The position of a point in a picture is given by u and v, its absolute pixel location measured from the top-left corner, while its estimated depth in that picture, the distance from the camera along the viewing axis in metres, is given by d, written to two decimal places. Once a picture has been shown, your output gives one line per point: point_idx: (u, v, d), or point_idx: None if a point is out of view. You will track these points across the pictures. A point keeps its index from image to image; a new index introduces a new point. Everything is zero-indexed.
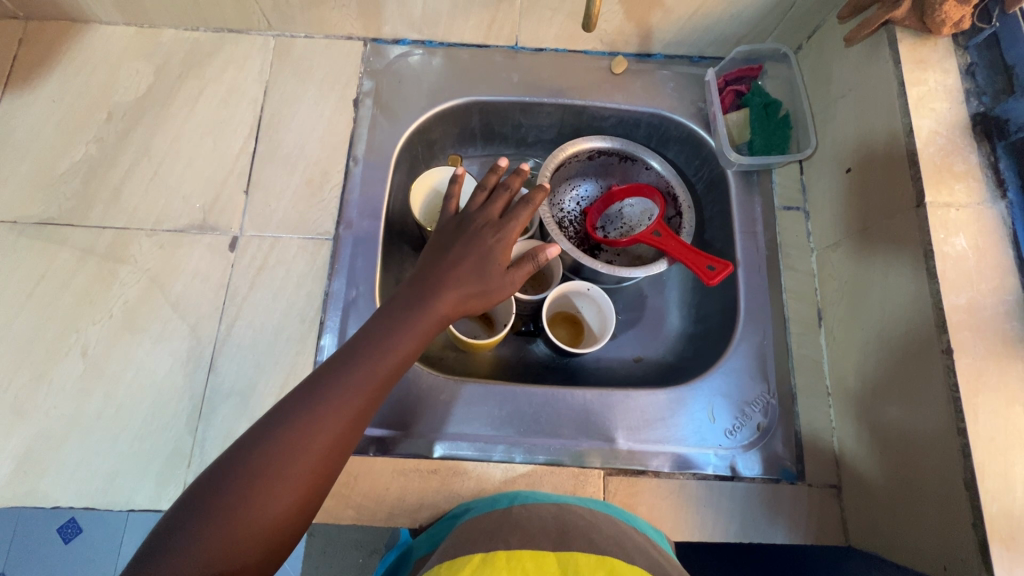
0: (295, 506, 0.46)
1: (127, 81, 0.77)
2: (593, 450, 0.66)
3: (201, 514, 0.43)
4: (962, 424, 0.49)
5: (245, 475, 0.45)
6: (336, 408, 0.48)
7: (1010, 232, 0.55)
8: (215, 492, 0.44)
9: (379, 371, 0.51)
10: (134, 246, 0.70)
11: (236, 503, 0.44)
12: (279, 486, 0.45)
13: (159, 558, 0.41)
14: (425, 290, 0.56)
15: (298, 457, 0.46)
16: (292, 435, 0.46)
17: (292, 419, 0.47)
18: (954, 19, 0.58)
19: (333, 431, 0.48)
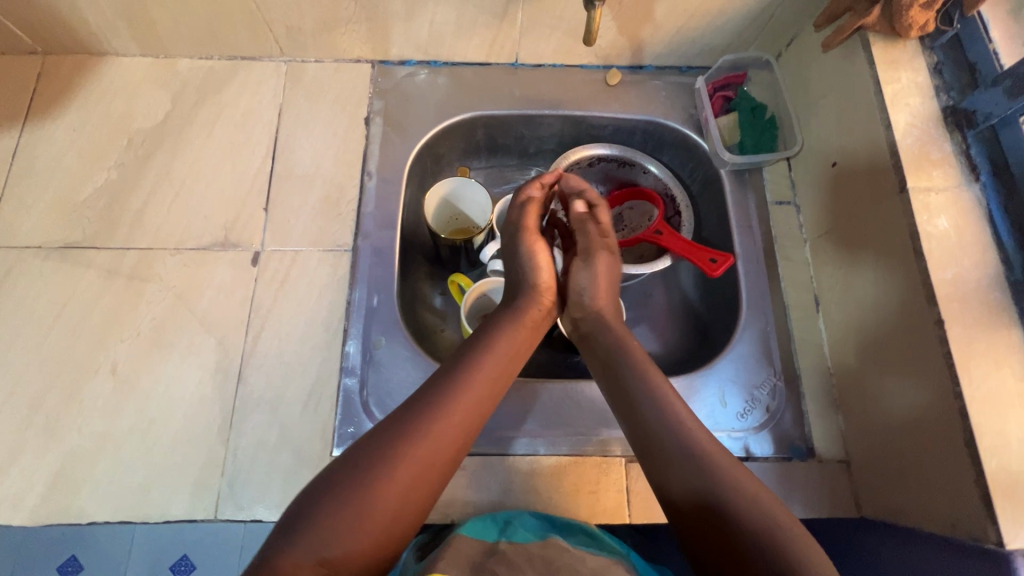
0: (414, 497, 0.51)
1: (147, 109, 0.80)
2: (614, 440, 0.69)
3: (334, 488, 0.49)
4: (958, 388, 0.53)
5: (344, 491, 0.48)
6: (445, 419, 0.54)
7: (987, 212, 0.60)
8: (348, 468, 0.50)
9: (479, 378, 0.58)
10: (159, 265, 0.72)
11: (348, 500, 0.48)
12: (392, 479, 0.50)
13: (298, 529, 0.47)
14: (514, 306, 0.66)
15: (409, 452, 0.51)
16: (403, 433, 0.52)
17: (398, 431, 0.52)
18: (919, 23, 0.64)
19: (444, 436, 0.53)
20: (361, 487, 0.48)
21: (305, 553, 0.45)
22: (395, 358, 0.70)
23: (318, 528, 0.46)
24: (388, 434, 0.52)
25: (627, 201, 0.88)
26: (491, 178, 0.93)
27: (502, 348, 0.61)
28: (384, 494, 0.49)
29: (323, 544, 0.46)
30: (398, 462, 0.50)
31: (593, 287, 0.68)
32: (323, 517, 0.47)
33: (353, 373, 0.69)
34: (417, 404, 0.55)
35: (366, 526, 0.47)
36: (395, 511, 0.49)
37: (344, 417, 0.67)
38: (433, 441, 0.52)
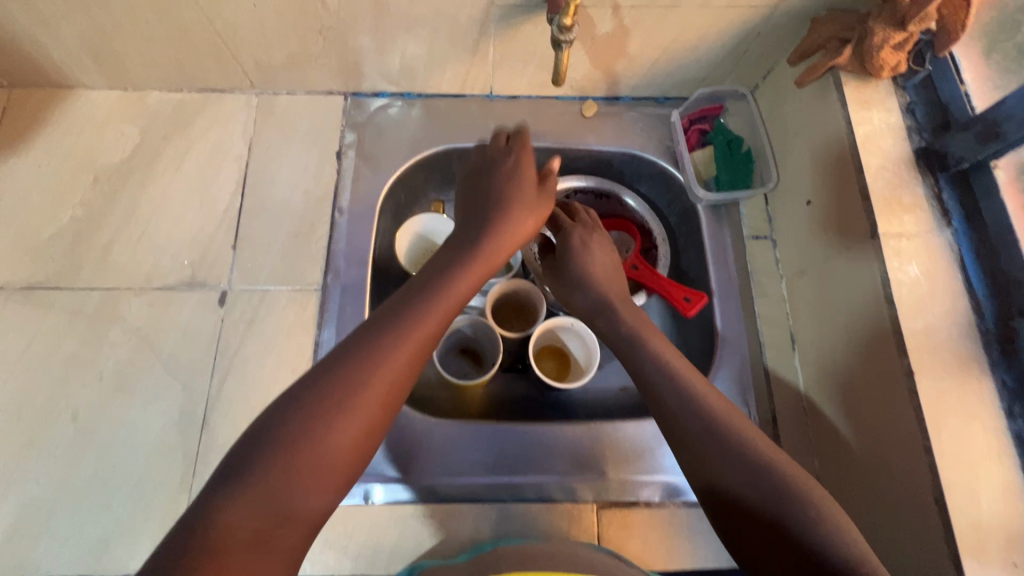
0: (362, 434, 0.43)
1: (113, 144, 0.78)
2: (585, 485, 0.68)
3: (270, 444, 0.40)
4: (927, 442, 0.53)
5: (286, 432, 0.41)
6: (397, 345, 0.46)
7: (958, 258, 0.59)
8: (287, 414, 0.42)
9: (445, 304, 0.51)
10: (124, 306, 0.71)
11: (291, 451, 0.40)
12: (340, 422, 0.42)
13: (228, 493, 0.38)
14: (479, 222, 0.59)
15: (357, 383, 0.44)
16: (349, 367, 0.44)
17: (348, 363, 0.44)
18: (890, 63, 0.63)
19: (406, 353, 0.46)
20: (309, 426, 0.41)
21: (241, 507, 0.38)
22: None
23: (257, 479, 0.39)
24: (343, 363, 0.45)
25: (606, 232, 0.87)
26: None
27: (469, 275, 0.54)
28: (338, 436, 0.42)
29: (263, 496, 0.38)
30: (355, 395, 0.43)
31: (581, 270, 0.68)
32: (264, 462, 0.40)
33: None
34: (374, 326, 0.47)
35: (315, 476, 0.40)
36: (350, 453, 0.42)
37: None
38: (394, 368, 0.45)
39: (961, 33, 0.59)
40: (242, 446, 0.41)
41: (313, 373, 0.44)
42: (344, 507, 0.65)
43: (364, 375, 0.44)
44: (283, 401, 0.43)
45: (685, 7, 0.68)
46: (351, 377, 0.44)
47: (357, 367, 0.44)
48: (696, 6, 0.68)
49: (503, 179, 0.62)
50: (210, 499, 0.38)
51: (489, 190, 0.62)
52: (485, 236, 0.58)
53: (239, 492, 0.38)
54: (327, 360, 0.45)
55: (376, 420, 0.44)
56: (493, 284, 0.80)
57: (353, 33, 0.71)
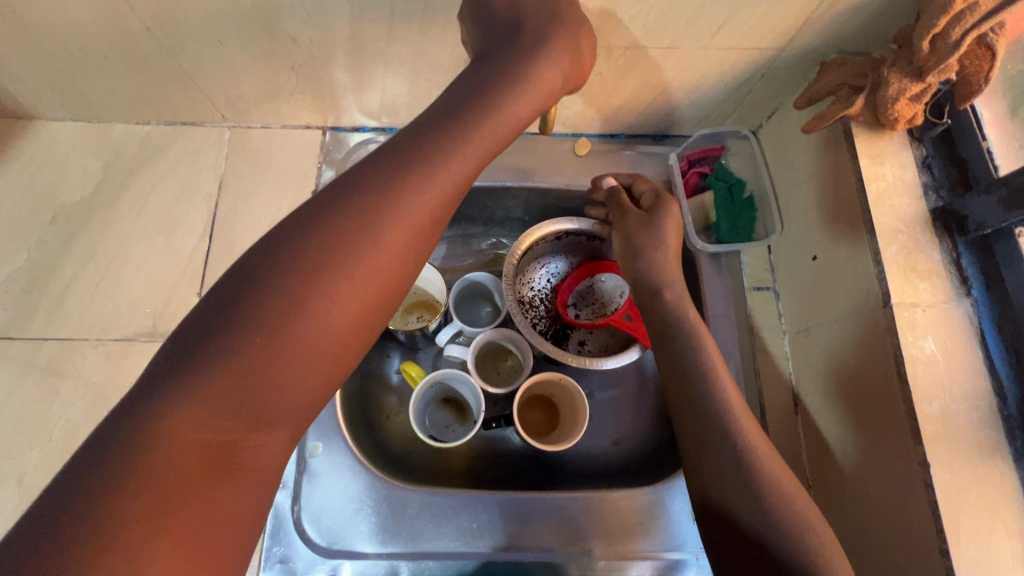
0: (330, 336, 0.39)
1: (74, 180, 0.73)
2: (571, 561, 0.63)
3: (221, 343, 0.36)
4: (944, 544, 0.48)
5: (244, 326, 0.37)
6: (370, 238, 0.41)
7: (978, 332, 0.54)
8: (239, 308, 0.37)
9: (430, 190, 0.43)
10: (78, 358, 0.66)
11: (241, 347, 0.36)
12: (302, 322, 0.38)
13: (168, 391, 0.35)
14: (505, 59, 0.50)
15: (318, 283, 0.39)
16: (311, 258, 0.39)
17: (307, 257, 0.39)
18: (906, 115, 0.58)
19: (388, 252, 0.41)
20: (270, 326, 0.37)
21: (191, 414, 0.34)
22: (332, 467, 0.64)
23: (204, 381, 0.35)
24: (314, 254, 0.39)
25: (598, 274, 0.82)
26: (451, 257, 0.85)
27: (475, 148, 0.46)
28: (304, 340, 0.38)
29: (217, 404, 0.35)
30: (323, 290, 0.39)
31: (655, 236, 0.63)
32: (215, 366, 0.36)
33: (283, 486, 0.63)
34: (349, 209, 0.41)
35: (277, 383, 0.37)
36: (316, 355, 0.39)
37: (274, 535, 0.62)
38: (372, 264, 0.41)
39: (984, 86, 0.55)
40: (192, 333, 0.37)
41: (274, 251, 0.39)
42: None
43: (337, 273, 0.39)
44: (239, 290, 0.38)
45: (686, 48, 0.63)
46: (321, 273, 0.39)
47: (316, 259, 0.39)
48: (698, 47, 0.63)
49: (529, 44, 0.50)
50: (152, 400, 0.34)
51: (498, 52, 0.50)
52: (501, 81, 0.49)
53: (185, 394, 0.35)
54: (294, 238, 0.40)
55: (351, 326, 0.40)
56: (478, 333, 0.74)
57: (328, 69, 0.66)
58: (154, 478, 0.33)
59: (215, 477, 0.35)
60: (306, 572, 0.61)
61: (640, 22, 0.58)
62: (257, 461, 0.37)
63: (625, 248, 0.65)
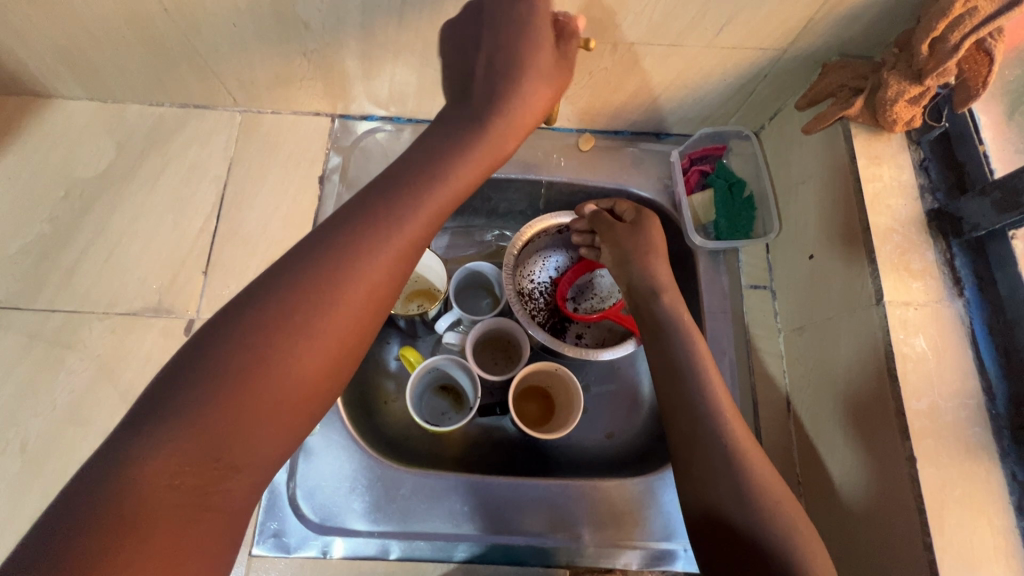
0: (316, 365, 0.40)
1: (87, 157, 0.75)
2: (559, 547, 0.64)
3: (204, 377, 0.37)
4: (928, 538, 0.48)
5: (213, 374, 0.37)
6: (354, 271, 0.42)
7: (969, 332, 0.55)
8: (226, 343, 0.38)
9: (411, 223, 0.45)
10: (85, 330, 0.68)
11: (223, 380, 0.37)
12: (285, 355, 0.39)
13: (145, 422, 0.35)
14: (472, 112, 0.51)
15: (300, 316, 0.40)
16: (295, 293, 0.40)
17: (291, 293, 0.40)
18: (905, 118, 0.59)
19: (356, 299, 0.42)
20: (242, 373, 0.37)
21: (164, 459, 0.34)
22: (328, 447, 0.65)
23: (174, 430, 0.35)
24: (284, 303, 0.40)
25: (597, 269, 0.83)
26: (453, 247, 0.87)
27: (442, 197, 0.47)
28: (273, 385, 0.38)
29: (190, 450, 0.35)
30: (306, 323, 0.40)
31: (645, 242, 0.65)
32: (180, 412, 0.35)
33: None
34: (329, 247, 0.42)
35: (249, 428, 0.37)
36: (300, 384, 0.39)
37: (269, 510, 0.63)
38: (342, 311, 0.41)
39: (981, 91, 0.55)
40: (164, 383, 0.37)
41: (248, 301, 0.40)
42: (301, 559, 0.62)
43: (306, 318, 0.40)
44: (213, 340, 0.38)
45: (690, 46, 0.64)
46: (290, 320, 0.39)
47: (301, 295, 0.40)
48: (702, 46, 0.64)
49: (495, 88, 0.50)
50: (126, 448, 0.34)
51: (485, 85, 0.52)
52: (474, 132, 0.50)
53: (158, 441, 0.34)
54: (265, 287, 0.40)
55: (322, 370, 0.40)
56: (477, 322, 0.75)
57: (339, 57, 0.67)
58: (124, 514, 0.32)
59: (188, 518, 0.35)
60: (298, 548, 0.62)
61: (645, 18, 0.59)
62: (231, 503, 0.37)
63: (620, 256, 0.66)
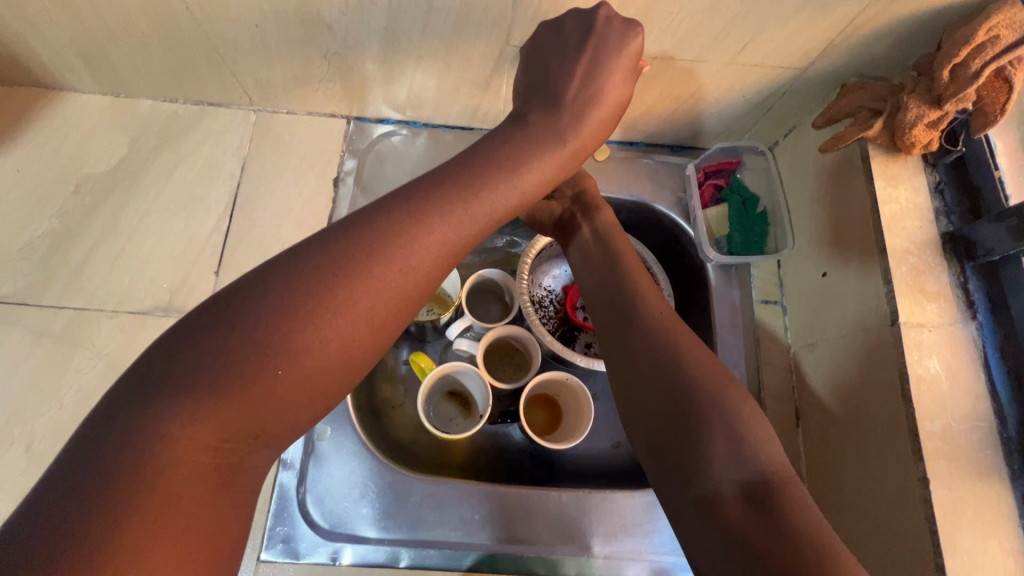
0: (348, 343, 0.38)
1: (99, 152, 0.74)
2: (569, 559, 0.64)
3: (225, 340, 0.35)
4: (940, 559, 0.49)
5: (249, 330, 0.35)
6: (399, 253, 0.40)
7: (981, 355, 0.56)
8: (251, 301, 0.36)
9: (463, 212, 0.44)
10: (93, 328, 0.67)
11: (248, 346, 0.35)
12: (316, 329, 0.37)
13: (161, 377, 0.34)
14: (535, 120, 0.52)
15: (337, 288, 0.38)
16: (333, 264, 0.38)
17: (328, 263, 0.38)
18: (922, 141, 0.60)
19: (394, 287, 0.40)
20: (269, 338, 0.35)
21: (192, 419, 0.33)
22: (339, 452, 0.65)
23: (204, 381, 0.34)
24: (328, 270, 0.38)
25: None
26: None
27: (499, 195, 0.46)
28: (302, 358, 0.36)
29: (219, 415, 0.34)
30: (342, 295, 0.38)
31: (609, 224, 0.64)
32: (200, 374, 0.34)
33: (291, 467, 0.64)
34: (376, 222, 0.41)
35: (275, 400, 0.36)
36: (331, 364, 0.38)
37: (277, 515, 0.62)
38: (378, 290, 0.39)
39: (999, 117, 0.56)
40: (194, 326, 0.36)
41: (292, 260, 0.38)
42: (308, 566, 0.62)
43: (340, 296, 0.38)
44: (251, 291, 0.37)
45: (711, 62, 0.64)
46: (331, 290, 0.37)
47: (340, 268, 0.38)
48: (724, 62, 0.64)
49: (553, 111, 0.53)
50: (143, 404, 0.33)
51: (559, 98, 0.54)
52: (539, 139, 0.51)
53: (177, 397, 0.33)
54: (310, 250, 0.39)
55: (355, 350, 0.39)
56: (487, 328, 0.75)
57: (359, 60, 0.67)
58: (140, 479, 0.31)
59: (213, 492, 0.34)
60: (308, 553, 0.62)
61: (670, 33, 0.60)
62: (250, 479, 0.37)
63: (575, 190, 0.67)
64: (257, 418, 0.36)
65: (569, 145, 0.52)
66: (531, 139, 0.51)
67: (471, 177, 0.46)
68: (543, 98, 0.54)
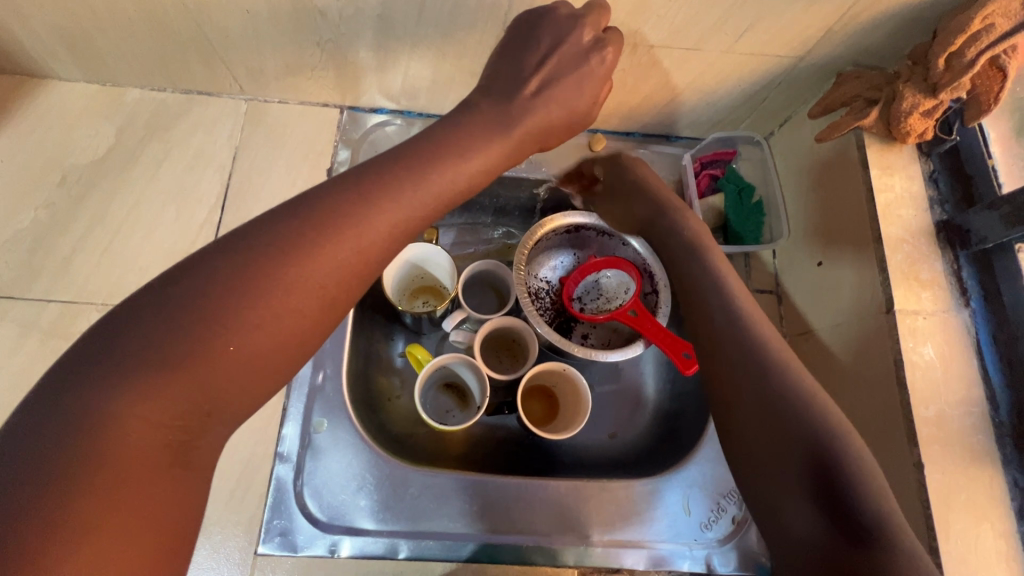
0: (301, 319, 0.37)
1: (86, 142, 0.72)
2: (568, 547, 0.64)
3: (170, 317, 0.33)
4: (935, 542, 0.50)
5: (194, 307, 0.34)
6: (352, 228, 0.39)
7: (974, 342, 0.56)
8: (198, 278, 0.35)
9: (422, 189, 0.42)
10: (83, 322, 0.65)
11: (194, 323, 0.34)
12: (267, 305, 0.35)
13: (107, 356, 0.32)
14: (495, 101, 0.50)
15: (287, 264, 0.36)
16: (281, 240, 0.37)
17: (276, 240, 0.37)
18: (918, 130, 0.60)
19: (341, 267, 0.38)
20: (215, 315, 0.34)
21: (139, 398, 0.32)
22: (336, 444, 0.64)
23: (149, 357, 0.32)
24: (279, 246, 0.36)
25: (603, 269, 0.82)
26: (460, 243, 0.86)
27: (457, 173, 0.45)
28: (250, 335, 0.35)
29: (169, 394, 0.33)
30: (293, 272, 0.36)
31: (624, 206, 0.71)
32: (145, 352, 0.33)
33: (287, 459, 0.64)
34: (329, 198, 0.39)
35: (225, 379, 0.35)
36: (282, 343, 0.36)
37: (274, 508, 0.62)
38: (332, 266, 0.38)
39: (993, 106, 0.57)
40: (143, 304, 0.34)
41: (244, 237, 0.37)
42: (306, 559, 0.61)
43: (291, 272, 0.36)
44: (202, 267, 0.35)
45: (709, 51, 0.64)
46: (280, 266, 0.36)
47: (286, 244, 0.37)
48: (721, 51, 0.64)
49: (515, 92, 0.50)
50: (87, 383, 0.32)
51: (521, 81, 0.51)
52: (499, 122, 0.48)
53: (120, 375, 0.32)
54: (258, 229, 0.38)
55: (309, 325, 0.38)
56: (484, 320, 0.75)
57: (353, 48, 0.66)
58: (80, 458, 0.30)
59: (163, 473, 0.33)
60: (305, 546, 0.61)
61: (669, 21, 0.59)
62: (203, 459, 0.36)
63: (625, 215, 0.73)
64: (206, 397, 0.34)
65: (530, 131, 0.50)
66: (488, 124, 0.48)
67: (428, 154, 0.44)
68: (492, 82, 0.51)
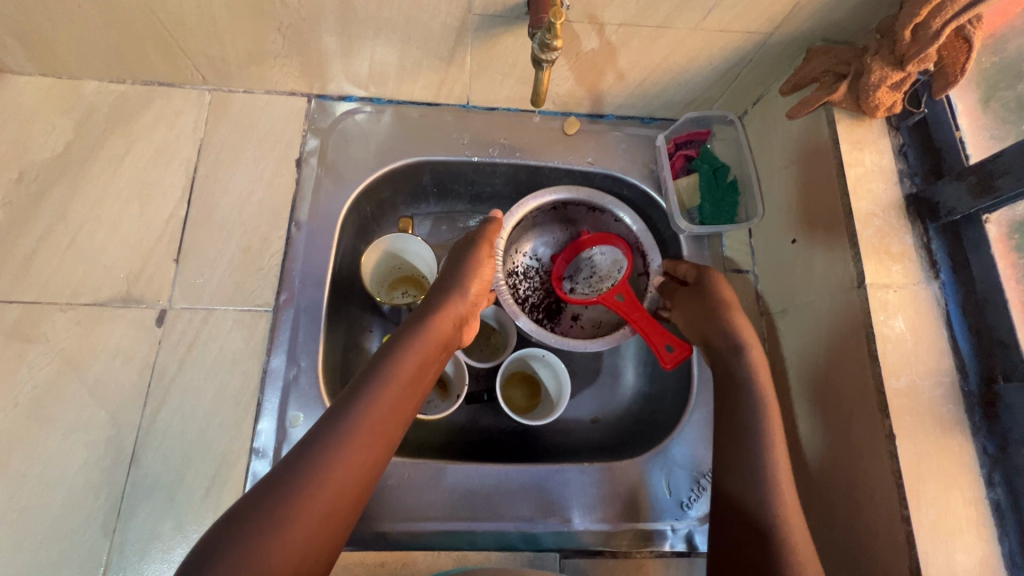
0: (364, 467, 0.49)
1: (43, 138, 0.70)
2: (550, 531, 0.64)
3: (263, 521, 0.43)
4: (906, 511, 0.51)
5: (270, 516, 0.44)
6: (392, 376, 0.54)
7: (944, 313, 0.57)
8: (280, 477, 0.46)
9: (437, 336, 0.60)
10: (47, 323, 0.64)
11: (287, 497, 0.45)
12: (346, 450, 0.48)
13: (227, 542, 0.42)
14: (452, 264, 0.68)
15: (355, 418, 0.50)
16: (346, 408, 0.51)
17: (338, 423, 0.50)
18: (886, 104, 0.60)
19: (373, 422, 0.51)
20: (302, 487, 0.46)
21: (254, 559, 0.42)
22: None
23: None
24: (339, 423, 0.50)
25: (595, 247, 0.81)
26: (437, 232, 0.86)
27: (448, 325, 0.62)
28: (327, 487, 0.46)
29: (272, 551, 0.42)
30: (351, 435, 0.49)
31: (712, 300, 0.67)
32: (258, 514, 0.44)
33: (263, 455, 0.63)
34: (364, 392, 0.52)
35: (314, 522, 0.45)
36: (353, 481, 0.48)
37: None
38: (385, 407, 0.52)
39: (959, 78, 0.56)
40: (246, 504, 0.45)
41: (314, 443, 0.49)
42: None
43: (351, 441, 0.49)
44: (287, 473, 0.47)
45: (678, 28, 0.63)
46: (342, 453, 0.48)
47: (347, 420, 0.50)
48: (690, 27, 0.63)
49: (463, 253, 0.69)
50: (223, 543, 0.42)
51: (465, 249, 0.69)
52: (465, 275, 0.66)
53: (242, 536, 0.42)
54: (328, 414, 0.51)
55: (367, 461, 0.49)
56: None
57: (315, 33, 0.64)
58: None
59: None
60: None
61: None
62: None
63: (698, 325, 0.68)
64: (306, 541, 0.44)
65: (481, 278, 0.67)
66: (461, 287, 0.65)
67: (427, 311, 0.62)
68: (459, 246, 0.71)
